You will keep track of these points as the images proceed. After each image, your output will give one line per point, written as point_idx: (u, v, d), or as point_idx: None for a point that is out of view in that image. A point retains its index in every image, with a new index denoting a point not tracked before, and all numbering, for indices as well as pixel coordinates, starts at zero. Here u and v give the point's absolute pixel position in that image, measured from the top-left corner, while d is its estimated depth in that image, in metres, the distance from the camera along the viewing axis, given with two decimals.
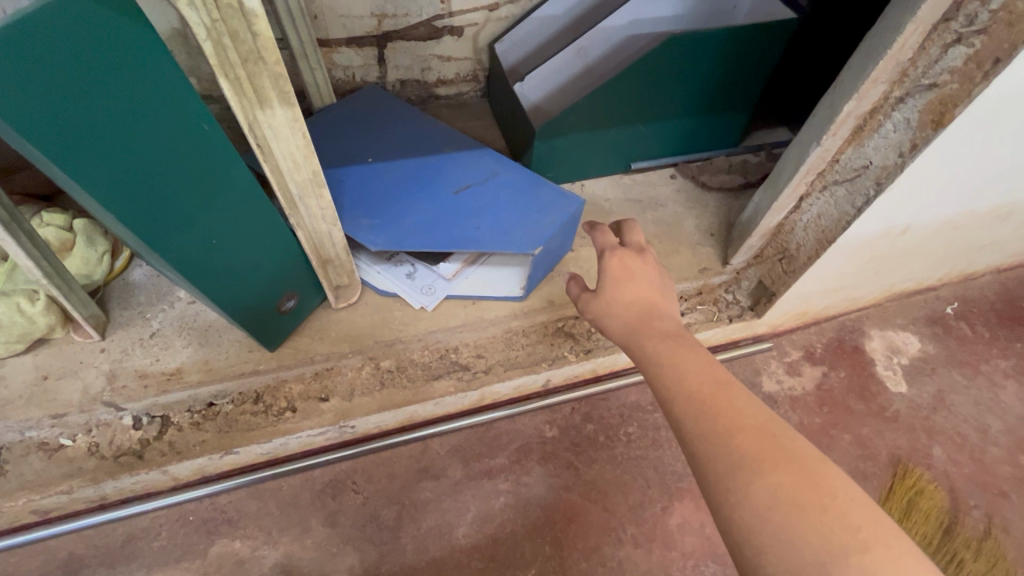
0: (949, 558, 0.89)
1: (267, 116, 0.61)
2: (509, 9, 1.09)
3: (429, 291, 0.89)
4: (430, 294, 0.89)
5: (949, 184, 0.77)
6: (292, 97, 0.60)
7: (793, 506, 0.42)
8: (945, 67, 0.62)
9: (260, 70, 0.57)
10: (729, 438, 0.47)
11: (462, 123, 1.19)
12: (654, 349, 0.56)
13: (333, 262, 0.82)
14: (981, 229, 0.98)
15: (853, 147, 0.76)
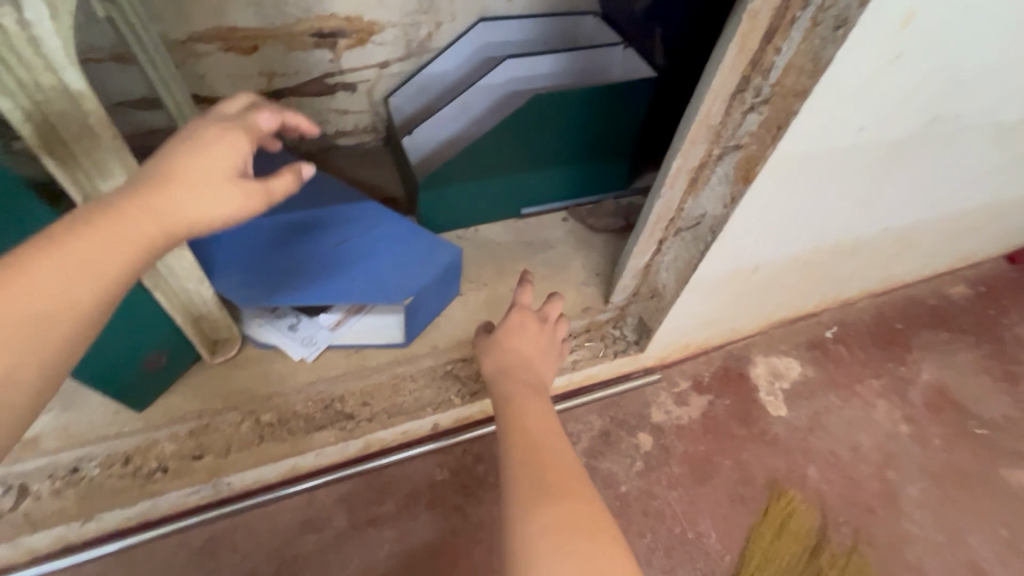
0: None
1: (109, 185, 0.63)
2: (400, 66, 1.15)
3: (309, 342, 0.91)
4: (311, 345, 0.91)
5: (778, 228, 0.85)
6: (134, 167, 0.63)
7: (570, 529, 0.50)
8: (746, 131, 0.70)
9: (96, 145, 0.59)
10: (542, 466, 0.55)
11: (362, 172, 1.22)
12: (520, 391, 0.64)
13: (205, 317, 0.83)
14: (832, 262, 1.08)
15: (692, 198, 0.83)
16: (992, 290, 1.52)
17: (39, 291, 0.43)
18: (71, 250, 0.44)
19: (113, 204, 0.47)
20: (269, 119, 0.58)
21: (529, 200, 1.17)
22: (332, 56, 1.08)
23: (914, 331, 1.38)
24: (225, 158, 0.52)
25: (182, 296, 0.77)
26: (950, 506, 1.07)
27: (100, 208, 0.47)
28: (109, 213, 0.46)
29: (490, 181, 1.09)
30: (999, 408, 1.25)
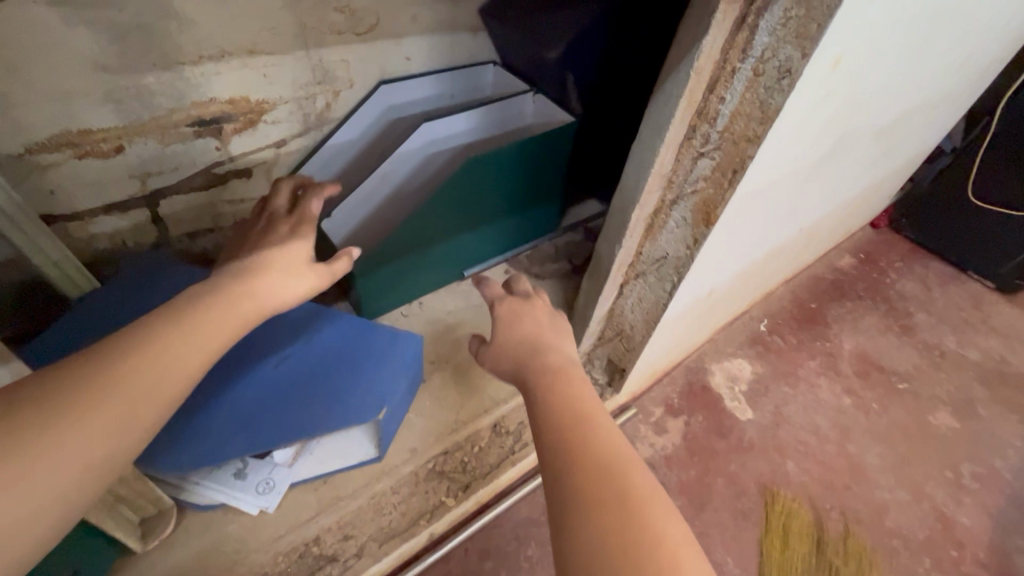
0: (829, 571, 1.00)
1: None
2: (299, 141, 1.03)
3: (266, 488, 0.76)
4: (269, 491, 0.76)
5: (727, 255, 0.89)
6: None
7: (610, 531, 0.41)
8: (701, 175, 0.71)
9: None
10: (588, 471, 0.45)
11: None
12: (552, 362, 0.59)
13: (124, 497, 0.64)
14: (763, 267, 1.15)
15: (649, 242, 0.83)
16: (870, 255, 1.74)
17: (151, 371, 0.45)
18: (174, 335, 0.48)
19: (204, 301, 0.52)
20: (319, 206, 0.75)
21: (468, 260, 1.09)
22: (219, 143, 0.93)
23: (826, 307, 1.52)
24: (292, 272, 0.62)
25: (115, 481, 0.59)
26: (905, 464, 1.18)
27: (186, 305, 0.52)
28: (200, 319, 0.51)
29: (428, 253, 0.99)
30: (909, 360, 1.42)
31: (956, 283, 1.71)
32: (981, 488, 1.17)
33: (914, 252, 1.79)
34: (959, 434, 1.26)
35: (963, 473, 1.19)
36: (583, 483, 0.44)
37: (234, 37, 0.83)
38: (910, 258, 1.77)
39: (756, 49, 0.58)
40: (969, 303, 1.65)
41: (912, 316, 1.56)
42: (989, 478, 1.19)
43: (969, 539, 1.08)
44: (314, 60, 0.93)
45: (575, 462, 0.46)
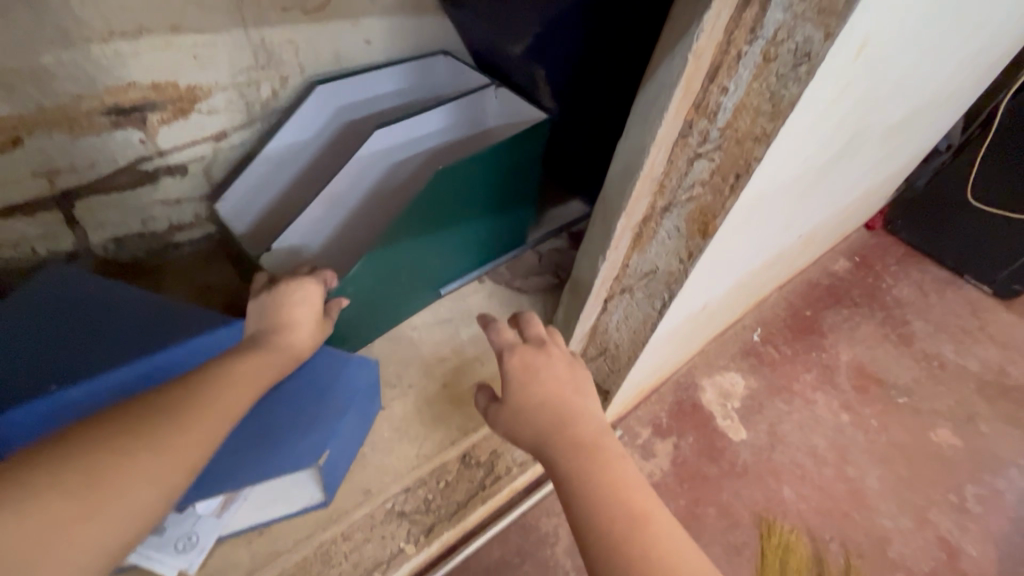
0: None
1: None
2: (242, 134, 0.90)
3: (187, 544, 0.65)
4: (190, 547, 0.65)
5: (721, 269, 0.79)
6: None
7: None
8: (696, 180, 0.61)
9: None
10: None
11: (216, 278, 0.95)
12: (584, 431, 0.50)
13: None
14: (760, 276, 1.05)
15: (637, 253, 0.72)
16: (865, 259, 1.67)
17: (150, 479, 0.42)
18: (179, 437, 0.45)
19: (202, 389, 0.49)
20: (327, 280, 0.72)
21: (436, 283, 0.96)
22: (144, 135, 0.81)
23: (822, 315, 1.44)
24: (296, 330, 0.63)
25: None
26: (906, 487, 1.10)
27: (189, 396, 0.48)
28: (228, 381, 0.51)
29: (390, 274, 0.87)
30: (907, 372, 1.35)
31: (952, 288, 1.65)
32: (985, 513, 1.10)
33: (910, 255, 1.72)
34: (961, 453, 1.19)
35: (967, 496, 1.11)
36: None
37: (153, 11, 0.70)
38: (906, 262, 1.70)
39: (767, 29, 0.48)
40: (967, 309, 1.58)
41: (909, 325, 1.49)
42: (994, 501, 1.12)
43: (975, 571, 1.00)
44: (254, 41, 0.81)
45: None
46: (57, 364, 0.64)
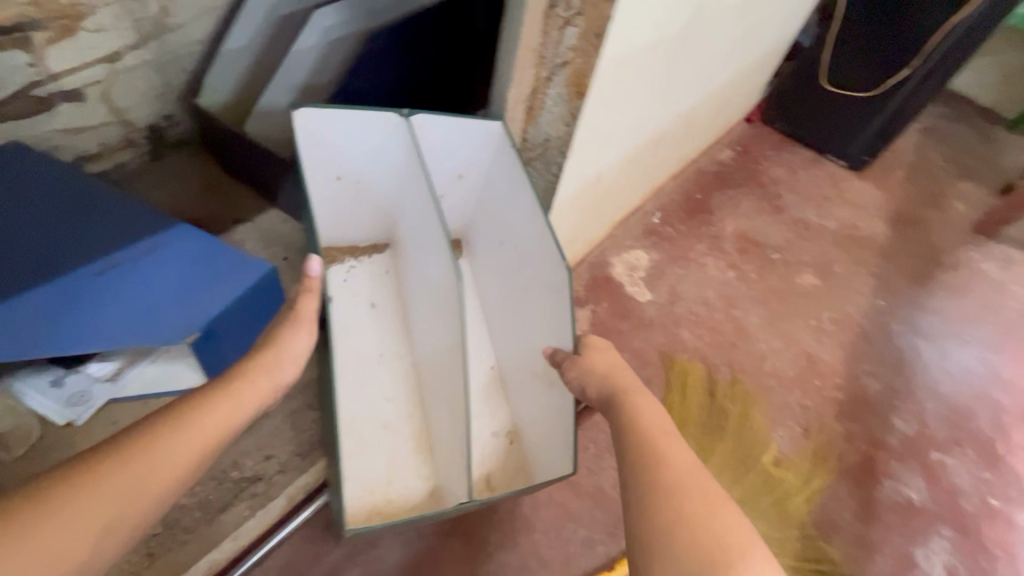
0: (720, 413, 1.14)
1: None
2: (137, 55, 0.90)
3: (79, 402, 0.72)
4: (83, 405, 0.72)
5: (604, 139, 0.92)
6: None
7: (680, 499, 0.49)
8: (568, 46, 0.71)
9: None
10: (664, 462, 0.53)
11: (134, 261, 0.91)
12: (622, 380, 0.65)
13: None
14: (648, 155, 1.21)
15: (531, 126, 0.83)
16: (746, 147, 1.88)
17: (122, 490, 0.44)
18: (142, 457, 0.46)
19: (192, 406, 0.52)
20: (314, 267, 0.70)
21: (553, 413, 0.83)
22: (32, 58, 0.79)
23: (711, 197, 1.65)
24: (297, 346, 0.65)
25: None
26: (778, 319, 1.35)
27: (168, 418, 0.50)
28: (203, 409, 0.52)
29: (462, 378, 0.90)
30: (780, 235, 1.59)
31: (817, 165, 1.89)
32: (837, 330, 1.37)
33: (783, 141, 1.94)
34: (821, 290, 1.46)
35: (824, 320, 1.38)
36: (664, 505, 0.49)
37: None
38: (781, 147, 1.92)
39: None
40: (827, 181, 1.84)
41: (782, 198, 1.74)
42: (844, 321, 1.40)
43: (829, 370, 1.27)
44: None
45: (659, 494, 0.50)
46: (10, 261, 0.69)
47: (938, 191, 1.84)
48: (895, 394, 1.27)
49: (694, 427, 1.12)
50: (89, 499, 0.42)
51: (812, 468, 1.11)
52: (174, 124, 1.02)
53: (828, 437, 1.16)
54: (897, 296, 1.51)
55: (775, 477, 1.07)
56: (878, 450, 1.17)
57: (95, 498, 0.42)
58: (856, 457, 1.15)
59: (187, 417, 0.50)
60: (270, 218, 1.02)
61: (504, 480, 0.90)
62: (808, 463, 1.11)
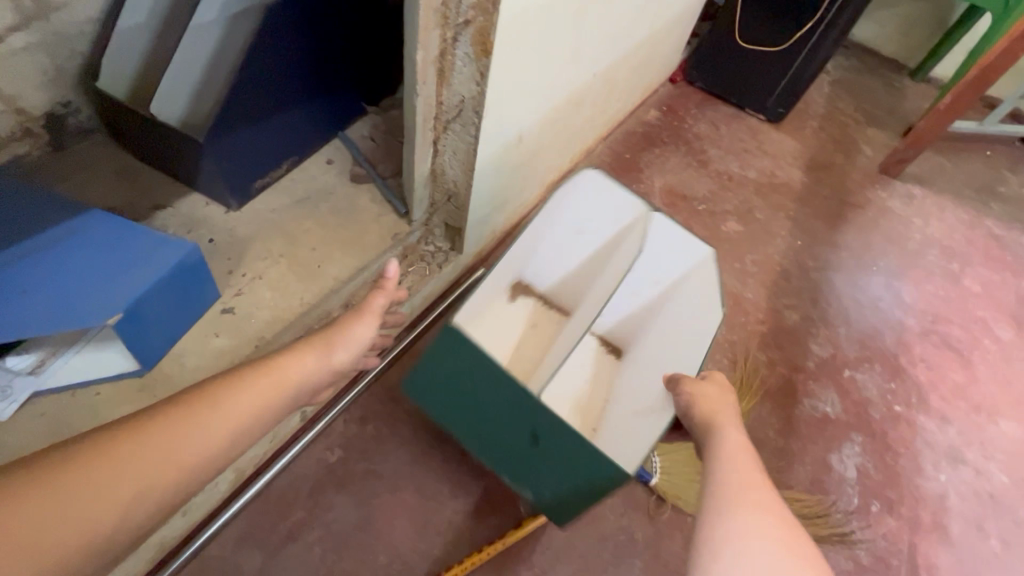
0: None
1: None
2: (23, 39, 0.85)
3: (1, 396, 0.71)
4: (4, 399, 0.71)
5: (519, 98, 0.95)
6: None
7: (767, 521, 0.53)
8: (468, 5, 0.73)
9: None
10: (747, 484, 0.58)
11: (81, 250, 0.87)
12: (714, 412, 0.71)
13: None
14: (570, 116, 1.25)
15: (445, 88, 0.86)
16: (671, 107, 1.95)
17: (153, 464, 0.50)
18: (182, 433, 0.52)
19: (235, 385, 0.57)
20: (394, 268, 0.71)
21: (645, 415, 0.88)
22: None
23: (639, 156, 1.72)
24: (354, 340, 0.69)
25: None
26: None
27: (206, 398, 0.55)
28: (241, 394, 0.57)
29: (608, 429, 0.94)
30: (705, 187, 1.68)
31: (737, 120, 1.99)
32: (759, 270, 1.48)
33: (706, 99, 2.03)
34: (743, 235, 1.56)
35: (747, 262, 1.49)
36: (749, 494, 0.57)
37: None
38: (703, 105, 2.00)
39: None
40: (748, 134, 1.94)
41: (706, 152, 1.83)
42: (766, 262, 1.50)
43: (753, 306, 1.38)
44: None
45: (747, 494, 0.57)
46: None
47: (846, 137, 1.98)
48: (811, 323, 1.39)
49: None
50: (137, 463, 0.49)
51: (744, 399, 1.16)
52: (74, 111, 0.97)
53: (755, 367, 1.27)
54: (812, 236, 1.63)
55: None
56: (797, 374, 1.28)
57: (120, 465, 0.48)
58: (778, 382, 1.25)
59: (229, 400, 0.56)
60: (191, 201, 1.00)
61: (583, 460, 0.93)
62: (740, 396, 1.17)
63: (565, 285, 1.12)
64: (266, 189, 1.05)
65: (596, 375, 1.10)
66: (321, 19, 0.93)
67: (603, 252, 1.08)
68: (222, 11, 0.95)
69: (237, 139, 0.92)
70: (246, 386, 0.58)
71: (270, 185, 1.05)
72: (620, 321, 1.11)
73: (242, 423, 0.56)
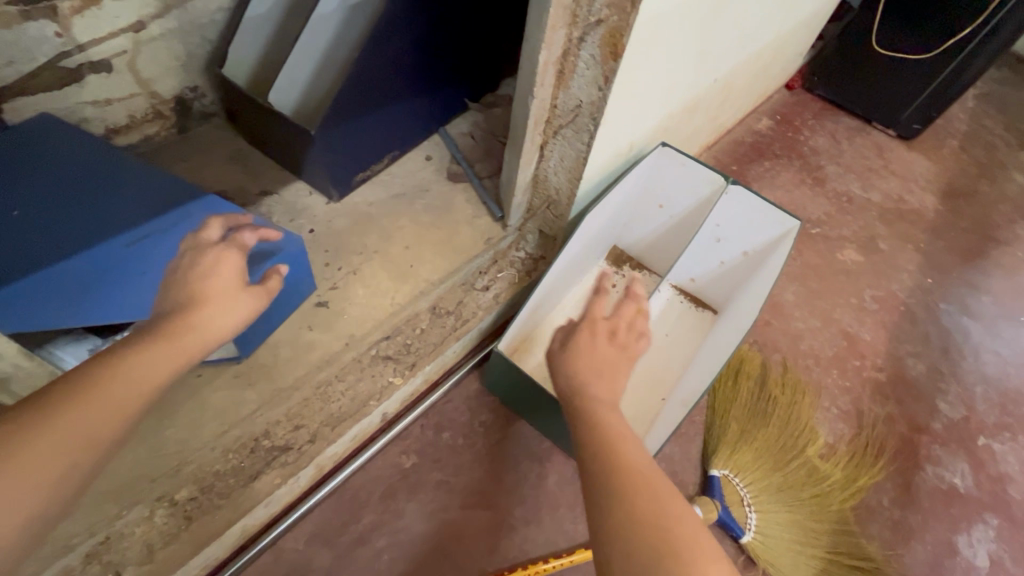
0: (771, 399, 1.07)
1: None
2: (161, 25, 0.89)
3: None
4: None
5: (637, 104, 0.88)
6: None
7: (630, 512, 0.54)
8: (602, 3, 0.67)
9: None
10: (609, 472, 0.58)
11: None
12: (593, 390, 0.70)
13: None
14: (682, 123, 1.15)
15: (562, 91, 0.80)
16: (785, 117, 1.72)
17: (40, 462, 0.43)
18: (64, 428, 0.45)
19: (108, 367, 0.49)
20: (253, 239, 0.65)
21: (680, 404, 0.94)
22: (58, 28, 0.80)
23: (746, 168, 1.57)
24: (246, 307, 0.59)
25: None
26: (815, 297, 1.29)
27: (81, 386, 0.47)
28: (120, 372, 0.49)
29: None
30: (821, 208, 1.51)
31: (861, 135, 1.72)
32: (880, 308, 1.30)
33: (826, 108, 1.78)
34: (863, 266, 1.38)
35: (866, 298, 1.32)
36: (627, 502, 0.55)
37: None
38: (823, 115, 1.75)
39: None
40: (873, 151, 1.68)
41: (824, 169, 1.61)
42: (888, 299, 1.33)
43: (869, 350, 1.22)
44: None
45: (627, 503, 0.55)
46: (36, 234, 0.69)
47: (995, 161, 1.71)
48: (939, 376, 1.21)
49: (736, 417, 1.04)
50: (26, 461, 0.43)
51: (858, 464, 1.04)
52: (199, 95, 1.01)
53: (869, 421, 1.12)
54: (946, 273, 1.42)
55: (820, 471, 1.01)
56: (918, 434, 1.12)
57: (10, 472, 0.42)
58: (895, 441, 1.10)
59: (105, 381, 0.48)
60: (295, 189, 1.02)
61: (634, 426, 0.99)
62: (854, 460, 1.04)
63: (655, 246, 1.15)
64: (366, 181, 1.04)
65: (659, 325, 1.11)
66: (439, 11, 0.90)
67: (688, 220, 1.09)
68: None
69: (347, 127, 0.91)
70: (132, 362, 0.50)
71: (370, 179, 1.05)
72: (711, 282, 1.12)
73: (119, 413, 0.48)
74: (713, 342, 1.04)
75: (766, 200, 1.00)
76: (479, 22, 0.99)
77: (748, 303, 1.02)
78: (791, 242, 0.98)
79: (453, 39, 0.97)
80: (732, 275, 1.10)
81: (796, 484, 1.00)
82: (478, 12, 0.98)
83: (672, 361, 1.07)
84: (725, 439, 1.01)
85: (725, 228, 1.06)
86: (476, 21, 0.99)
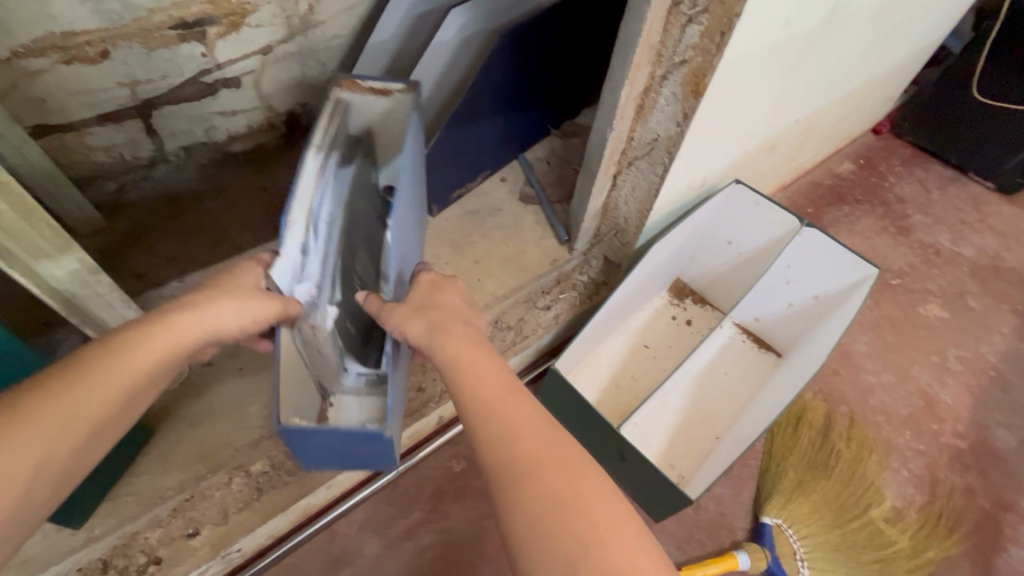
0: (833, 452, 1.02)
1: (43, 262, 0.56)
2: (285, 50, 1.01)
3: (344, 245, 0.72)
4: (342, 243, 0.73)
5: (713, 143, 0.90)
6: (75, 250, 0.57)
7: (544, 508, 0.45)
8: (689, 44, 0.71)
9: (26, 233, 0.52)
10: (517, 444, 0.48)
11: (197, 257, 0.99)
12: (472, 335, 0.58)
13: None
14: (759, 161, 1.15)
15: (641, 124, 0.83)
16: (870, 161, 1.66)
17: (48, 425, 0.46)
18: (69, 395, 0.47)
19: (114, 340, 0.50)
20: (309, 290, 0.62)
21: (734, 445, 0.92)
22: (204, 49, 0.92)
23: (823, 212, 1.53)
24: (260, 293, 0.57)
25: (59, 281, 0.59)
26: (891, 351, 1.22)
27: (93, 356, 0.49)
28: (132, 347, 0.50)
29: (611, 387, 1.05)
30: (903, 259, 1.43)
31: (955, 185, 1.62)
32: (965, 370, 1.21)
33: (917, 156, 1.69)
34: (947, 324, 1.29)
35: (949, 358, 1.23)
36: (530, 491, 0.46)
37: None
38: (912, 162, 1.67)
39: None
40: (968, 203, 1.58)
41: (909, 218, 1.53)
42: (975, 361, 1.23)
43: (950, 414, 1.14)
44: None
45: (535, 490, 0.46)
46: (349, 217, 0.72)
47: None
48: None
49: (794, 466, 1.00)
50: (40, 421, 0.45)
51: (929, 535, 0.96)
52: (308, 111, 1.13)
53: (944, 490, 1.03)
54: None
55: (884, 535, 0.95)
56: (1002, 512, 1.02)
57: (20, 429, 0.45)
58: (974, 516, 1.01)
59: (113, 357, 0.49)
60: None
61: (685, 461, 0.98)
62: (925, 528, 0.97)
63: (720, 283, 1.14)
64: (459, 199, 1.12)
65: (718, 363, 1.09)
66: (534, 49, 0.97)
67: (758, 261, 1.08)
68: (459, 31, 0.98)
69: (446, 144, 0.97)
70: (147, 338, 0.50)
71: (463, 196, 1.12)
72: (778, 325, 1.10)
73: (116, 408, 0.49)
74: (776, 386, 1.02)
75: (845, 246, 0.97)
76: (569, 58, 1.06)
77: (815, 350, 0.99)
78: (866, 290, 0.96)
79: (542, 76, 1.04)
80: (801, 320, 1.07)
81: (857, 545, 0.94)
82: (567, 50, 1.03)
83: (730, 400, 1.04)
84: (780, 488, 0.97)
85: (795, 271, 1.04)
86: (565, 57, 1.05)
